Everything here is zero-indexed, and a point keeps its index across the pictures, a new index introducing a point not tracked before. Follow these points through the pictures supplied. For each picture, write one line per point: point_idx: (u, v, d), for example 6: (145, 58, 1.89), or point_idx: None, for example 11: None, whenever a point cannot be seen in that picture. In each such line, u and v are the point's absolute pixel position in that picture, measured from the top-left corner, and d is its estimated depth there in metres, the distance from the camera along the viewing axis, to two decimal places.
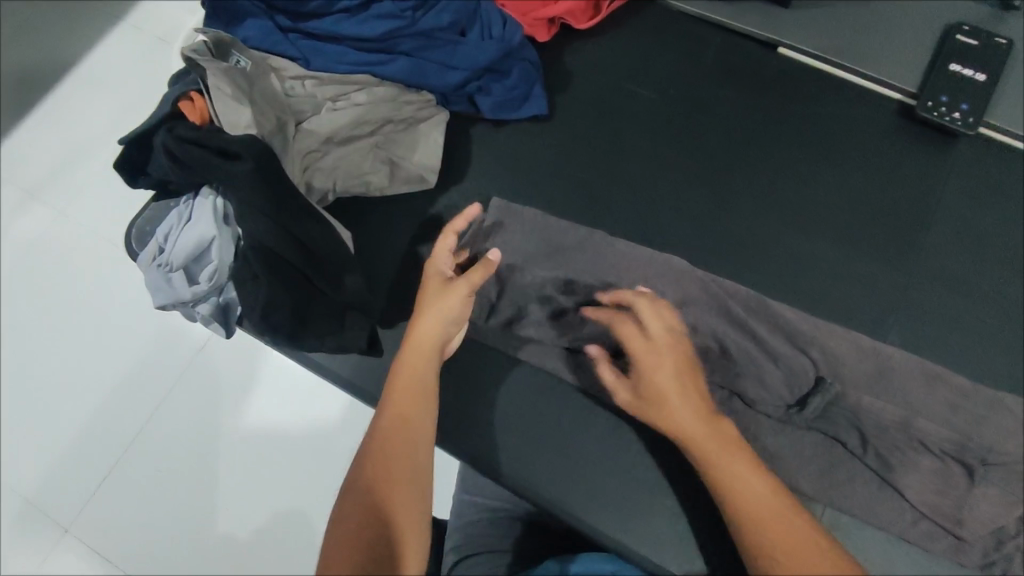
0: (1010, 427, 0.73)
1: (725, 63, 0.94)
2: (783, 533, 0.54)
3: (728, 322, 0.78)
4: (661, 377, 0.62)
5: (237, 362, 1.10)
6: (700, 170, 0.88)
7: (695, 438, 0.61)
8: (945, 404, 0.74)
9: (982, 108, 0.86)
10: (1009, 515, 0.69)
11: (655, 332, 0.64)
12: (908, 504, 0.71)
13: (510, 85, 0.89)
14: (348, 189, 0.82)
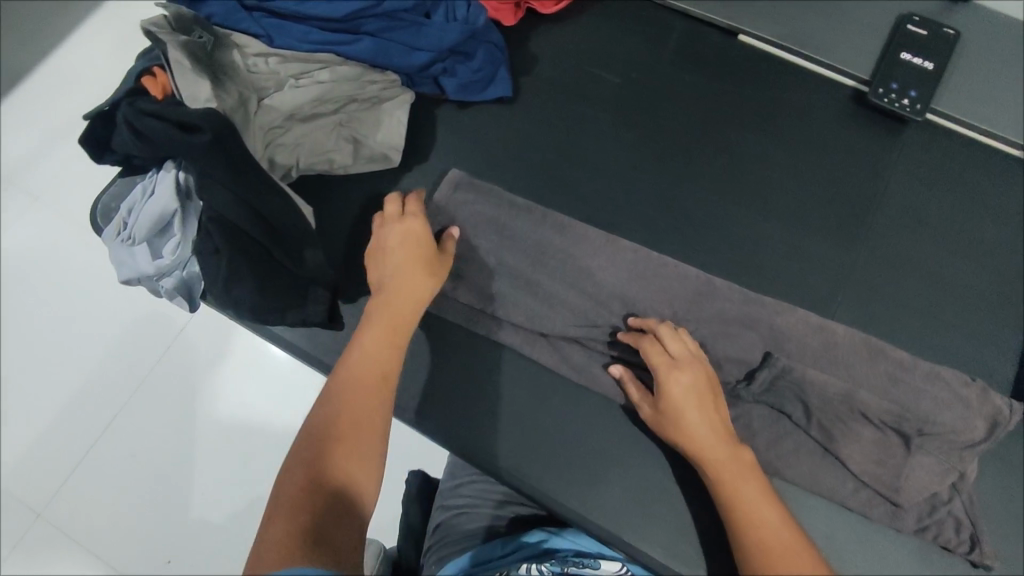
0: (947, 399, 0.75)
1: (687, 47, 0.96)
2: (771, 530, 0.62)
3: (680, 298, 0.81)
4: (676, 389, 0.69)
5: (209, 344, 1.11)
6: (660, 153, 0.91)
7: (700, 441, 0.67)
8: (886, 377, 0.77)
9: (930, 95, 0.89)
10: (944, 482, 0.72)
11: (677, 354, 0.72)
12: (849, 473, 0.74)
13: (475, 67, 0.91)
14: (312, 166, 0.84)
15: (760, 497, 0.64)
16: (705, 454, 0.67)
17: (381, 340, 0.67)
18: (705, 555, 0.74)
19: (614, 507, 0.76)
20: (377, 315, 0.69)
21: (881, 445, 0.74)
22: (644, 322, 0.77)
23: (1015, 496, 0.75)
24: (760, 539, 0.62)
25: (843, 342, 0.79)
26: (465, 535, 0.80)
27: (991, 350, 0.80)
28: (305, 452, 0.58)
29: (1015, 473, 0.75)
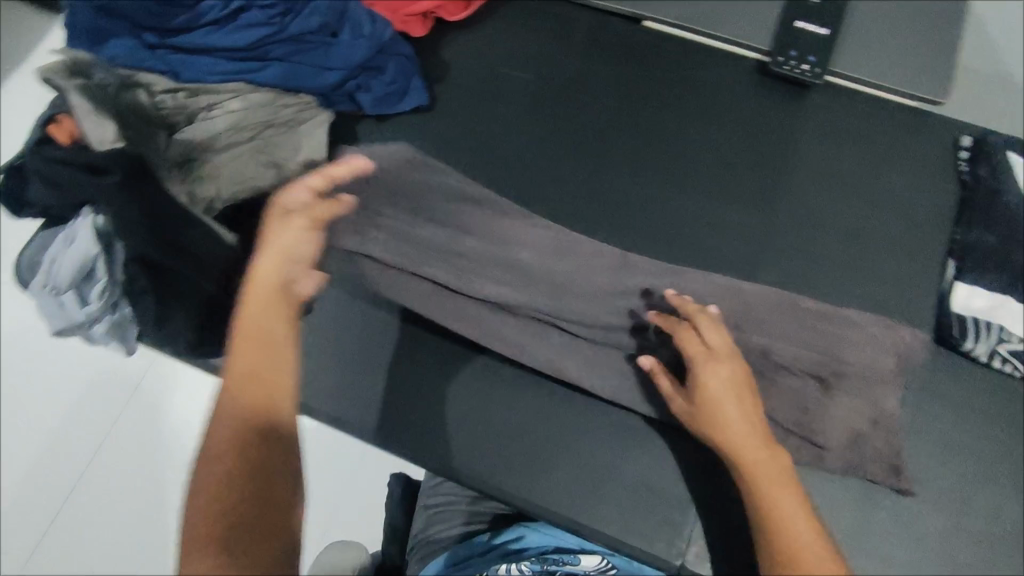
0: (857, 339, 0.78)
1: (595, 38, 0.99)
2: (798, 529, 0.63)
3: (604, 275, 0.81)
4: (711, 381, 0.68)
5: (166, 392, 1.08)
6: (579, 142, 0.93)
7: (734, 436, 0.67)
8: (801, 326, 0.79)
9: (827, 58, 0.93)
10: (863, 419, 0.75)
11: (716, 345, 0.70)
12: (774, 423, 0.76)
13: (388, 80, 0.93)
14: (234, 196, 0.82)
15: (791, 495, 0.65)
16: (736, 448, 0.67)
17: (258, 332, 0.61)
18: (661, 527, 0.75)
19: (569, 492, 0.77)
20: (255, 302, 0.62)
21: (803, 392, 0.76)
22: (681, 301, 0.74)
23: (948, 428, 0.78)
24: (786, 537, 0.62)
25: (751, 296, 0.80)
26: (445, 537, 0.83)
27: (912, 292, 0.84)
28: (210, 482, 0.56)
29: (945, 405, 0.79)
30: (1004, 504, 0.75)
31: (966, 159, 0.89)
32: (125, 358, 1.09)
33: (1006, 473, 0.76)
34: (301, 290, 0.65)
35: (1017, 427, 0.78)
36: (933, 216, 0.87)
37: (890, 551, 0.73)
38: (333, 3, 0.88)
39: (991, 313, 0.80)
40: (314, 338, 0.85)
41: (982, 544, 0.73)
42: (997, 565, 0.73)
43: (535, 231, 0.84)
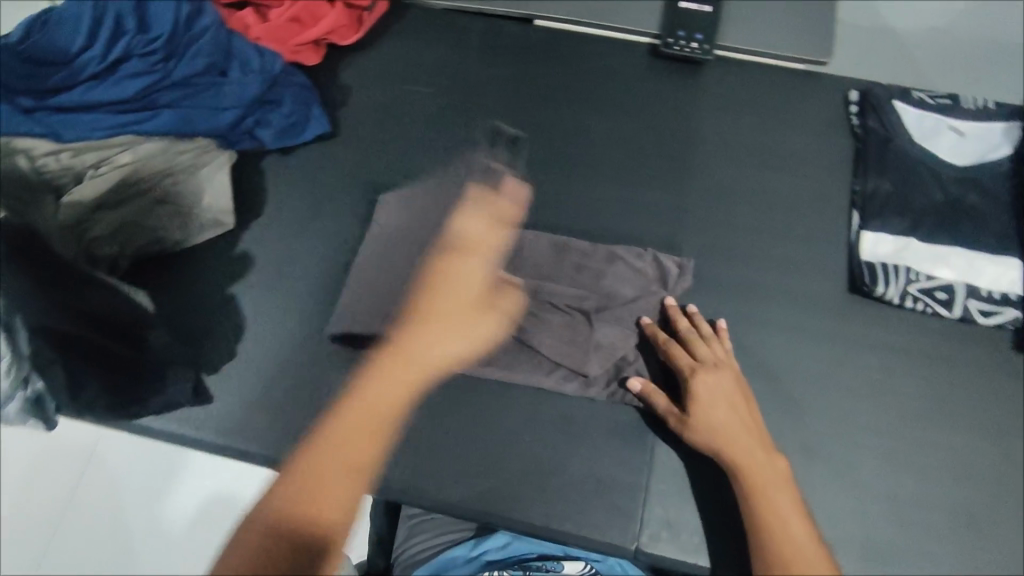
0: (626, 274, 0.84)
1: (490, 44, 1.00)
2: (789, 525, 0.66)
3: (443, 251, 0.86)
4: (704, 389, 0.74)
5: (121, 468, 1.05)
6: (487, 148, 0.94)
7: (727, 438, 0.71)
8: (571, 267, 0.84)
9: (713, 35, 0.96)
10: (625, 344, 0.81)
11: (706, 357, 0.76)
12: (544, 357, 0.81)
13: (286, 112, 0.91)
14: (141, 249, 0.82)
15: (784, 493, 0.68)
16: (732, 452, 0.70)
17: (387, 425, 0.71)
18: (615, 516, 0.75)
19: (521, 497, 0.76)
20: (378, 389, 0.73)
21: (569, 325, 0.81)
22: (676, 315, 0.80)
23: (874, 372, 0.80)
24: (778, 532, 0.66)
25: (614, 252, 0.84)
26: (425, 548, 0.83)
27: (822, 247, 0.86)
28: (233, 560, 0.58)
29: (868, 351, 0.81)
30: (937, 436, 0.77)
31: (856, 112, 0.93)
32: (78, 437, 1.07)
33: (932, 408, 0.79)
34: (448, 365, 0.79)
35: (938, 361, 0.80)
36: (833, 171, 0.90)
37: (837, 500, 0.75)
38: (217, 42, 0.87)
39: (899, 256, 0.83)
40: (239, 381, 0.82)
41: (919, 478, 0.76)
42: (939, 496, 0.75)
43: (407, 224, 0.88)
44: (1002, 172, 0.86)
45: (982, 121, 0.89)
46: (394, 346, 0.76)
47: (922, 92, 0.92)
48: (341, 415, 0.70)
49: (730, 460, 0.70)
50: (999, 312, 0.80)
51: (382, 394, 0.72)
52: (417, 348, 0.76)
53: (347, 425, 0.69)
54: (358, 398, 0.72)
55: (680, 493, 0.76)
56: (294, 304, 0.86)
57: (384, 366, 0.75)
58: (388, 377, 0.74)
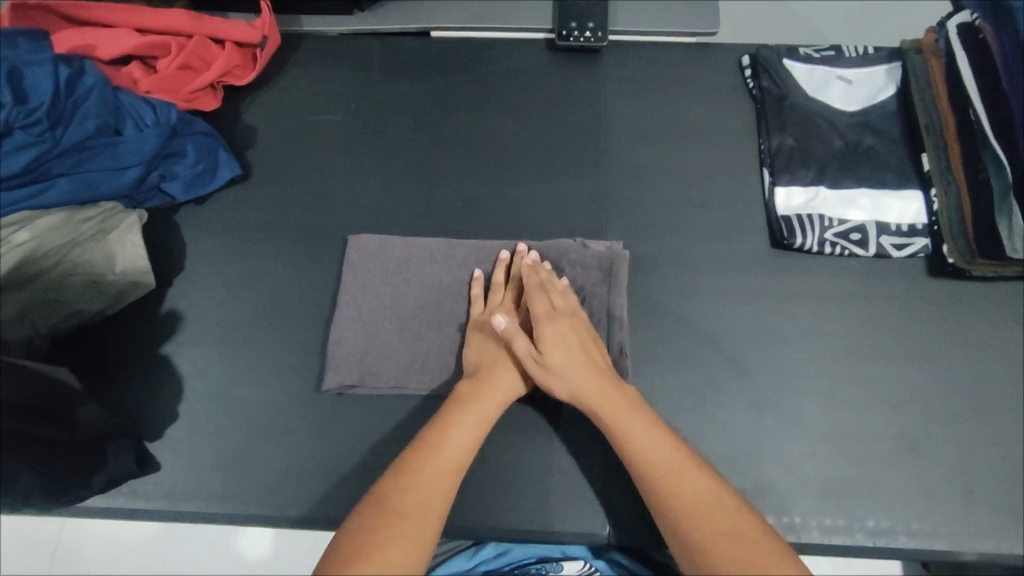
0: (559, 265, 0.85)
1: (391, 61, 1.00)
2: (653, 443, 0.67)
3: (386, 280, 0.85)
4: (552, 334, 0.76)
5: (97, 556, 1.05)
6: (403, 165, 0.93)
7: (576, 379, 0.73)
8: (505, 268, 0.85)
9: (605, 21, 0.98)
10: None
11: (559, 306, 0.79)
12: None
13: (192, 162, 0.89)
14: (58, 325, 0.80)
15: (638, 415, 0.70)
16: (588, 393, 0.72)
17: (454, 468, 0.66)
18: (585, 505, 0.76)
19: (489, 507, 0.76)
20: (476, 413, 0.71)
21: None
22: (535, 269, 0.82)
23: (805, 319, 0.83)
24: (645, 454, 0.66)
25: (542, 249, 0.86)
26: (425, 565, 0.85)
27: (739, 208, 0.89)
28: None
29: (797, 300, 0.84)
30: (872, 370, 0.81)
31: (751, 75, 0.96)
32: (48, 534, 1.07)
33: (864, 344, 0.82)
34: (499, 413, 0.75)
35: (863, 299, 0.84)
36: (739, 135, 0.94)
37: (791, 448, 0.78)
38: (104, 101, 0.84)
39: (811, 205, 0.86)
40: (186, 443, 0.80)
41: (862, 413, 0.79)
42: (885, 427, 0.79)
43: (370, 264, 0.86)
44: (890, 111, 0.91)
45: (867, 66, 0.94)
46: (465, 383, 0.75)
47: (808, 48, 0.96)
48: (412, 465, 0.65)
49: (590, 404, 0.72)
50: (911, 243, 0.84)
51: (456, 440, 0.69)
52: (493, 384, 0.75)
53: (430, 473, 0.65)
54: (439, 448, 0.67)
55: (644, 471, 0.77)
56: (232, 354, 0.84)
57: (470, 398, 0.73)
58: (467, 414, 0.71)
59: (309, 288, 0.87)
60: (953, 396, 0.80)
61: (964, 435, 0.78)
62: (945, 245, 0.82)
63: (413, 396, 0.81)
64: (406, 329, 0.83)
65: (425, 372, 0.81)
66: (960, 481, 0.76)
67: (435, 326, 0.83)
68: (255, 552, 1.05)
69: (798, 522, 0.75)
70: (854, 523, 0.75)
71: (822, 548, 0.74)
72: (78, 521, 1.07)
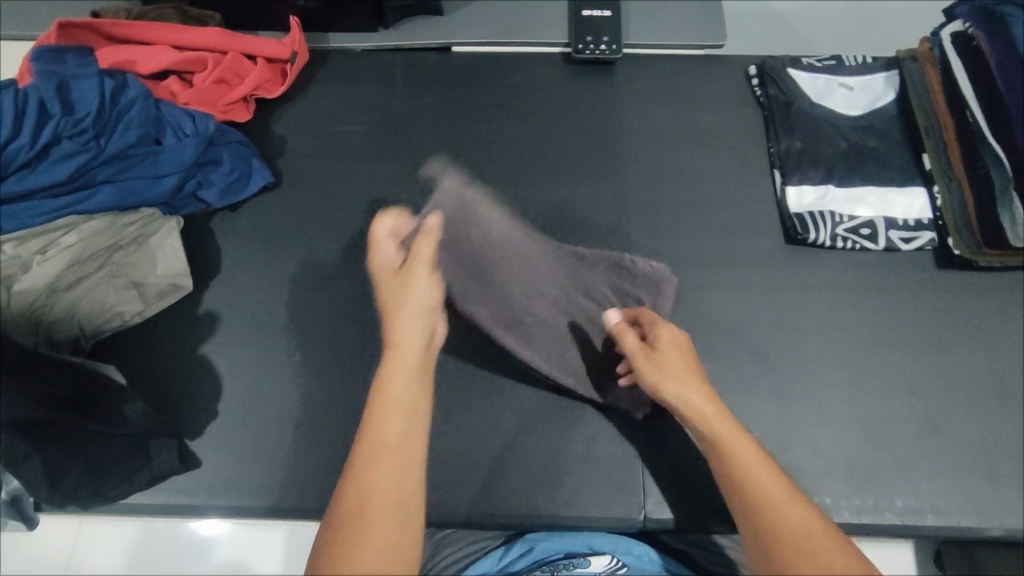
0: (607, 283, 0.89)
1: (415, 74, 1.05)
2: (743, 442, 0.65)
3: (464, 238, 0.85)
4: (669, 337, 0.76)
5: (115, 563, 1.05)
6: (430, 171, 0.98)
7: (687, 378, 0.71)
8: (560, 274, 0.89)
9: (618, 35, 1.04)
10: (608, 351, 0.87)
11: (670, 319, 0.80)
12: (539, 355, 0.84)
13: (227, 170, 0.93)
14: (103, 327, 0.82)
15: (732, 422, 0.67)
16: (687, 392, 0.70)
17: (411, 431, 0.61)
18: (620, 493, 0.79)
19: (526, 492, 0.79)
20: (403, 381, 0.65)
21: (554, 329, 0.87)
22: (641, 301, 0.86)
23: (822, 309, 0.87)
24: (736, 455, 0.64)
25: (594, 257, 0.90)
26: (454, 565, 0.83)
27: (753, 206, 0.94)
28: None
29: (812, 292, 0.88)
30: (888, 356, 0.85)
31: (757, 84, 1.02)
32: (62, 543, 1.06)
33: (878, 332, 0.86)
34: (433, 345, 0.72)
35: (875, 291, 0.88)
36: (748, 139, 0.99)
37: (816, 432, 0.81)
38: (146, 112, 0.87)
39: (822, 203, 0.91)
40: (227, 439, 0.82)
41: (882, 398, 0.82)
42: (902, 411, 0.82)
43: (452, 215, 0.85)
44: (891, 115, 0.97)
45: (867, 74, 0.99)
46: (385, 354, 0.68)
47: (810, 58, 1.02)
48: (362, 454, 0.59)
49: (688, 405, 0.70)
50: (919, 236, 0.88)
51: (404, 397, 0.63)
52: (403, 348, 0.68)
53: (377, 463, 0.57)
54: (382, 423, 0.61)
55: (674, 456, 0.80)
56: (269, 353, 0.86)
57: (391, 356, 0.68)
58: (397, 371, 0.65)
59: (342, 289, 0.90)
60: (966, 380, 0.83)
61: (979, 417, 0.81)
62: (951, 238, 0.87)
63: (446, 390, 0.83)
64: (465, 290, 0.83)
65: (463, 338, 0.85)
66: (980, 461, 0.79)
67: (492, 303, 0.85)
68: (276, 554, 1.05)
69: (826, 502, 0.78)
70: (882, 503, 0.77)
71: (850, 527, 0.77)
72: (94, 528, 1.07)
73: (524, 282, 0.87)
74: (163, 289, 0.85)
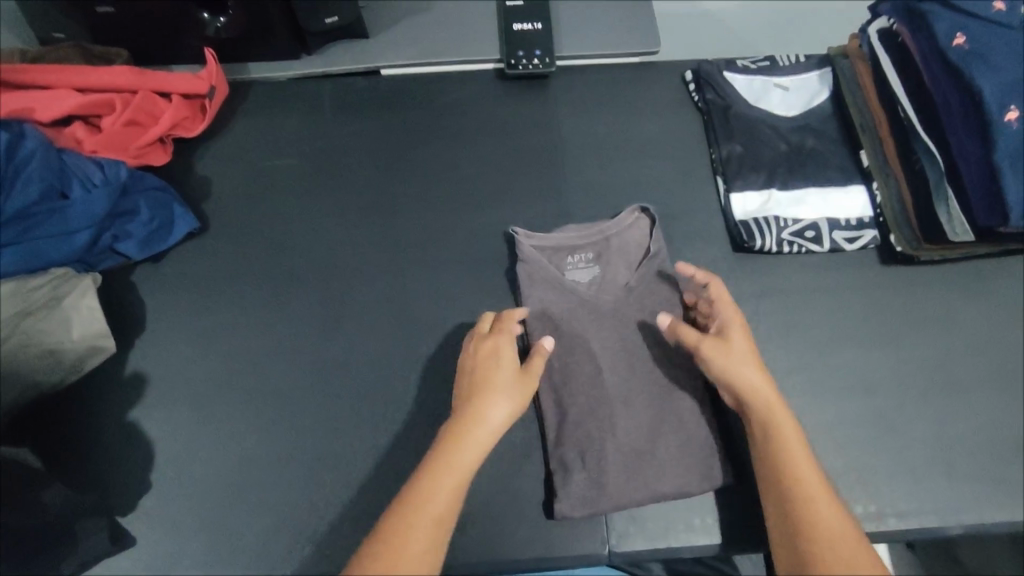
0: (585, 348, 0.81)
1: (343, 102, 1.00)
2: (828, 525, 0.60)
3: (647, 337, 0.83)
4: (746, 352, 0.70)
5: None
6: (367, 204, 0.94)
7: (763, 397, 0.68)
8: (608, 331, 0.83)
9: (551, 48, 1.01)
10: (550, 293, 0.84)
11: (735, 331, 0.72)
12: (580, 253, 0.88)
13: (146, 219, 0.87)
14: (17, 400, 0.75)
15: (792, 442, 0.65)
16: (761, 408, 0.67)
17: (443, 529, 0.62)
18: (583, 527, 0.76)
19: (486, 536, 0.75)
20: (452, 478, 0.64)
21: (576, 290, 0.84)
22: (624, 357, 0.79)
23: (775, 317, 0.86)
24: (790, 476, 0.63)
25: (620, 352, 0.82)
26: None
27: (698, 216, 0.92)
28: None
29: (763, 300, 0.87)
30: (841, 360, 0.84)
31: (694, 89, 1.00)
32: None
33: (829, 336, 0.85)
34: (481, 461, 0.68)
35: (824, 293, 0.88)
36: (689, 148, 0.97)
37: None
38: (47, 163, 0.79)
39: (765, 208, 0.90)
40: (164, 511, 0.76)
41: (839, 403, 0.82)
42: (861, 415, 0.81)
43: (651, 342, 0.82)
44: (826, 114, 0.97)
45: (800, 73, 0.99)
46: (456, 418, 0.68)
47: (745, 60, 1.01)
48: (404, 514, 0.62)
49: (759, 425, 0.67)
50: (862, 236, 0.88)
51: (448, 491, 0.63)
52: (492, 410, 0.68)
53: (424, 533, 0.61)
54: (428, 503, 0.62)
55: (623, 478, 0.75)
56: (204, 412, 0.81)
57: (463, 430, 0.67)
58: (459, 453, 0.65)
59: (282, 336, 0.85)
60: (916, 376, 0.84)
61: (933, 413, 0.82)
62: (892, 235, 0.88)
63: (398, 435, 0.80)
64: (611, 321, 0.83)
65: (575, 254, 0.88)
66: (936, 458, 0.80)
67: (624, 271, 0.87)
68: None
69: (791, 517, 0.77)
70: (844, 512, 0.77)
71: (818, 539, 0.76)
72: None
73: (619, 326, 0.83)
74: (82, 352, 0.78)
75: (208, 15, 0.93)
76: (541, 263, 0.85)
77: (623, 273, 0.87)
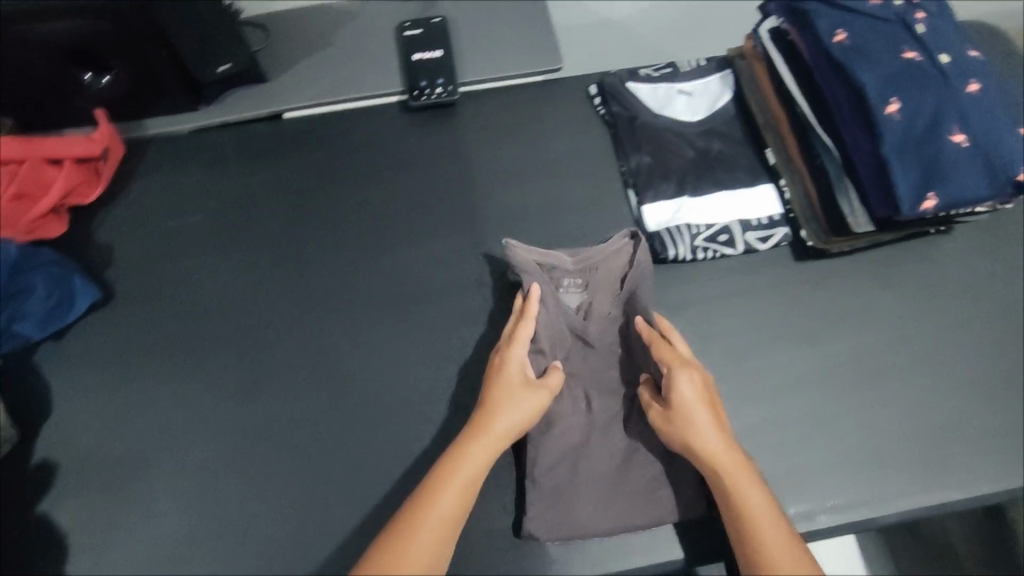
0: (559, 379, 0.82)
1: (247, 150, 0.98)
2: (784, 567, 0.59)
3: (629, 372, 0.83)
4: (691, 401, 0.71)
5: None
6: (278, 253, 0.91)
7: (711, 447, 0.68)
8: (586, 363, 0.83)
9: (453, 76, 1.00)
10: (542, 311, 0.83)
11: (686, 386, 0.72)
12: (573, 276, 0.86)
13: (44, 296, 0.83)
14: None
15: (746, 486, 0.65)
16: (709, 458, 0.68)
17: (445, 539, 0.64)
18: (521, 561, 0.75)
19: None
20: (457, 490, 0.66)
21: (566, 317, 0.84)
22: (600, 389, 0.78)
23: (696, 325, 0.86)
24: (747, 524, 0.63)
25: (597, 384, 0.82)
26: None
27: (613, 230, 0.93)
28: None
29: (683, 309, 0.87)
30: (765, 360, 0.85)
31: (600, 102, 1.00)
32: None
33: (750, 337, 0.86)
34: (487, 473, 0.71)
35: (742, 295, 0.88)
36: (601, 161, 0.97)
37: None
38: None
39: (677, 217, 0.90)
40: None
41: (765, 405, 0.82)
42: (787, 414, 0.82)
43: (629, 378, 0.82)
44: (730, 116, 0.98)
45: (701, 77, 1.00)
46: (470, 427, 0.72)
47: (647, 69, 1.01)
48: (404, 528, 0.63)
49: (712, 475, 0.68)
50: (773, 234, 0.89)
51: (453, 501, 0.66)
52: (501, 422, 0.71)
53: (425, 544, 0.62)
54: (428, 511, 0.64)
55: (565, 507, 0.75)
56: (122, 492, 0.78)
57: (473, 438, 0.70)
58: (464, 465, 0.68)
59: (198, 400, 0.83)
60: (838, 369, 0.84)
61: (857, 404, 0.83)
62: (802, 229, 0.89)
63: (327, 489, 0.78)
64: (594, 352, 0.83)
65: (569, 278, 0.86)
66: (864, 449, 0.81)
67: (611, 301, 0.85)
68: None
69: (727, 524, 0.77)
70: None
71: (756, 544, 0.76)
72: None
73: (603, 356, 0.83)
74: None
75: (92, 76, 0.91)
76: (538, 281, 0.83)
77: (609, 303, 0.85)
